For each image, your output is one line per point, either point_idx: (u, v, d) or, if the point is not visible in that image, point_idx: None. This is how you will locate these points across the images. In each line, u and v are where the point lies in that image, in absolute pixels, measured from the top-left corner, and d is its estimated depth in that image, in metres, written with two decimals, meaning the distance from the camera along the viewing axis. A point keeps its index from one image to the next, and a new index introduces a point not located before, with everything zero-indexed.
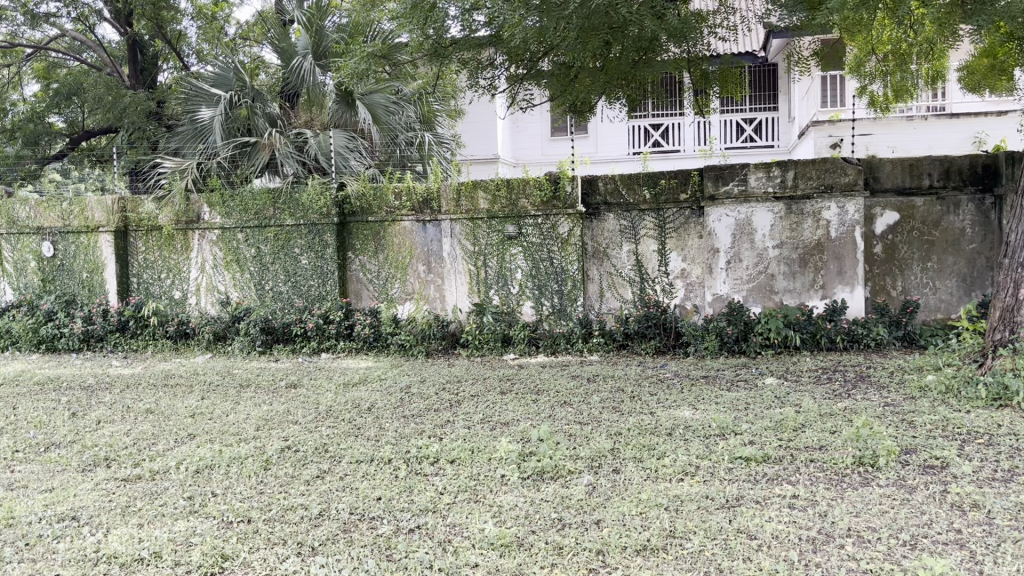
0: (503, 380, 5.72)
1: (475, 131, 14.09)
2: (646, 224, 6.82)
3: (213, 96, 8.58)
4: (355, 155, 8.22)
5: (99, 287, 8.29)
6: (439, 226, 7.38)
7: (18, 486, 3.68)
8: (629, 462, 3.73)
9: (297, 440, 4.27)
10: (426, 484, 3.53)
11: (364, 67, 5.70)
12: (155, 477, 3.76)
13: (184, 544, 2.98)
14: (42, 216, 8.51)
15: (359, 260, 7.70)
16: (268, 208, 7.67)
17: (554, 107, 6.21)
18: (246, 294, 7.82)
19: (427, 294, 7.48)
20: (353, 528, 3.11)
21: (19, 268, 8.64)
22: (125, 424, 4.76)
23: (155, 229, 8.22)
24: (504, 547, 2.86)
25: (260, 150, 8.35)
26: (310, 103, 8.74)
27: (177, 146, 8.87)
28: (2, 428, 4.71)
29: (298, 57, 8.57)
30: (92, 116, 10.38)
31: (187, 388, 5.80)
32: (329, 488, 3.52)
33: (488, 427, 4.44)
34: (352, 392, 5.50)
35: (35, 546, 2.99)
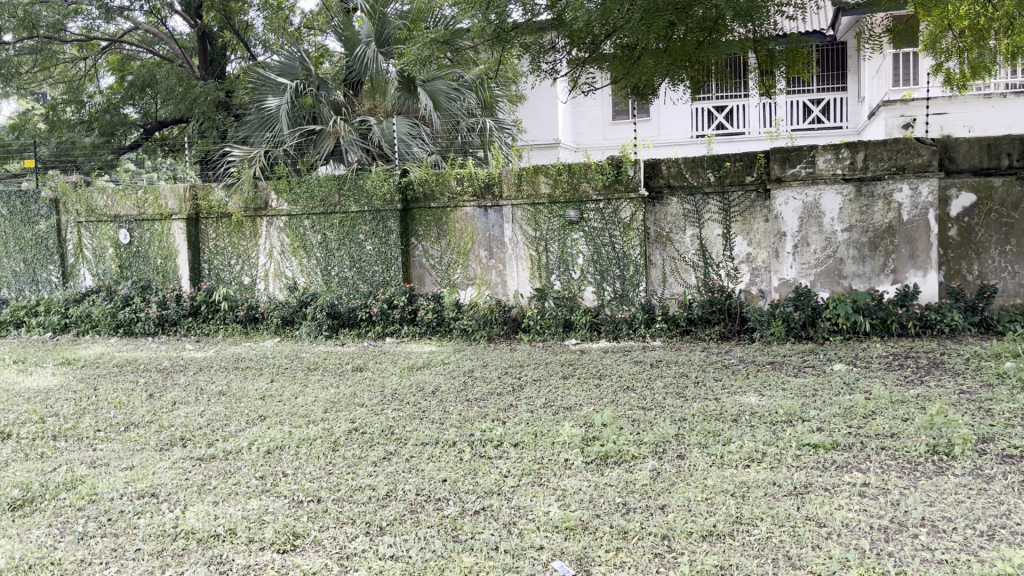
0: (566, 365, 5.73)
1: (535, 116, 14.07)
2: (710, 207, 6.72)
3: (280, 86, 8.73)
4: (417, 142, 8.22)
5: (172, 273, 8.56)
6: (500, 212, 7.40)
7: (100, 463, 3.83)
8: (694, 447, 3.70)
9: (364, 422, 4.36)
10: (490, 467, 3.57)
11: (426, 54, 5.73)
12: (229, 457, 3.88)
13: (257, 521, 3.06)
14: (119, 204, 8.80)
15: (421, 246, 7.77)
16: (334, 195, 7.81)
17: (616, 89, 6.16)
18: (313, 279, 7.98)
19: (489, 280, 7.52)
20: (420, 509, 3.16)
21: (97, 254, 8.96)
22: (199, 405, 4.91)
23: (225, 216, 8.43)
24: (569, 530, 2.88)
25: (326, 138, 8.49)
26: (373, 91, 8.82)
27: (245, 135, 9.06)
28: (84, 408, 4.91)
29: (362, 45, 8.66)
30: (164, 107, 10.66)
31: (257, 370, 5.98)
32: (396, 469, 3.58)
33: (551, 411, 4.46)
34: (416, 375, 5.59)
35: (117, 521, 3.12)
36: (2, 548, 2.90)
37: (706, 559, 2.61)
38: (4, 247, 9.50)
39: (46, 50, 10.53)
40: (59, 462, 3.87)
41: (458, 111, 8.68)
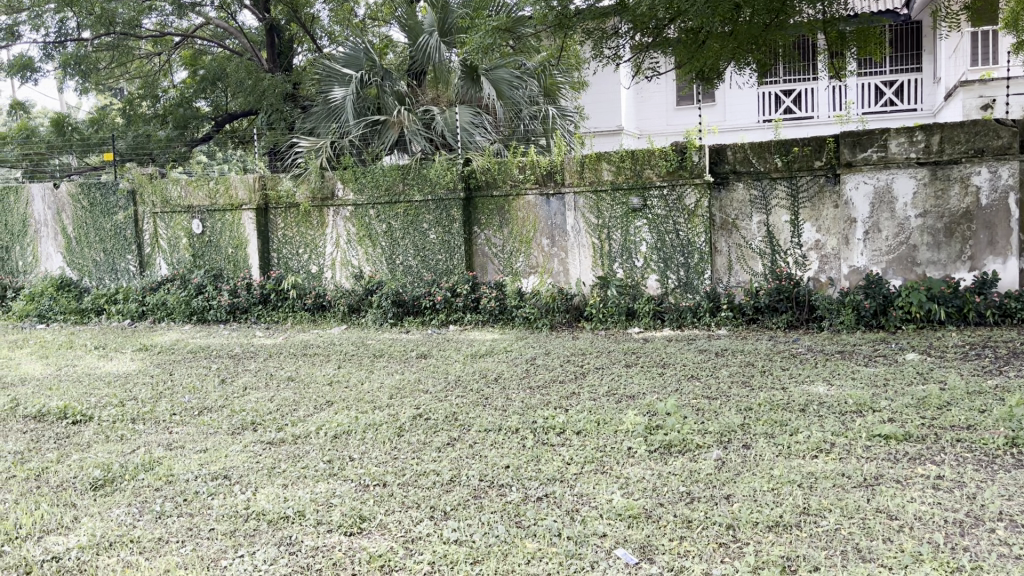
0: (629, 353, 5.70)
1: (598, 103, 13.97)
2: (778, 193, 6.58)
3: (346, 76, 8.85)
4: (479, 131, 8.22)
5: (243, 262, 8.78)
6: (563, 200, 7.38)
7: (176, 446, 3.97)
8: (760, 437, 3.65)
9: (428, 409, 4.41)
10: (553, 454, 3.58)
11: (489, 43, 5.74)
12: (297, 441, 3.97)
13: (325, 504, 3.14)
14: (192, 195, 9.05)
15: (484, 234, 7.80)
16: (398, 184, 7.91)
17: (680, 74, 6.08)
18: (378, 268, 8.10)
19: (551, 268, 7.50)
20: (483, 494, 3.20)
21: (172, 244, 9.24)
22: (269, 390, 5.05)
23: (293, 206, 8.61)
24: (632, 518, 2.87)
25: (390, 128, 8.51)
26: (436, 81, 8.82)
27: (312, 127, 9.20)
28: (161, 392, 5.10)
29: (425, 35, 8.71)
30: (234, 100, 10.90)
31: (324, 357, 6.11)
32: (459, 455, 3.62)
33: (614, 400, 4.44)
34: (479, 362, 5.64)
35: (192, 502, 3.23)
36: (86, 525, 3.03)
37: (772, 550, 2.57)
38: (86, 236, 9.80)
39: (122, 46, 10.87)
40: (138, 444, 4.02)
41: (520, 99, 8.65)
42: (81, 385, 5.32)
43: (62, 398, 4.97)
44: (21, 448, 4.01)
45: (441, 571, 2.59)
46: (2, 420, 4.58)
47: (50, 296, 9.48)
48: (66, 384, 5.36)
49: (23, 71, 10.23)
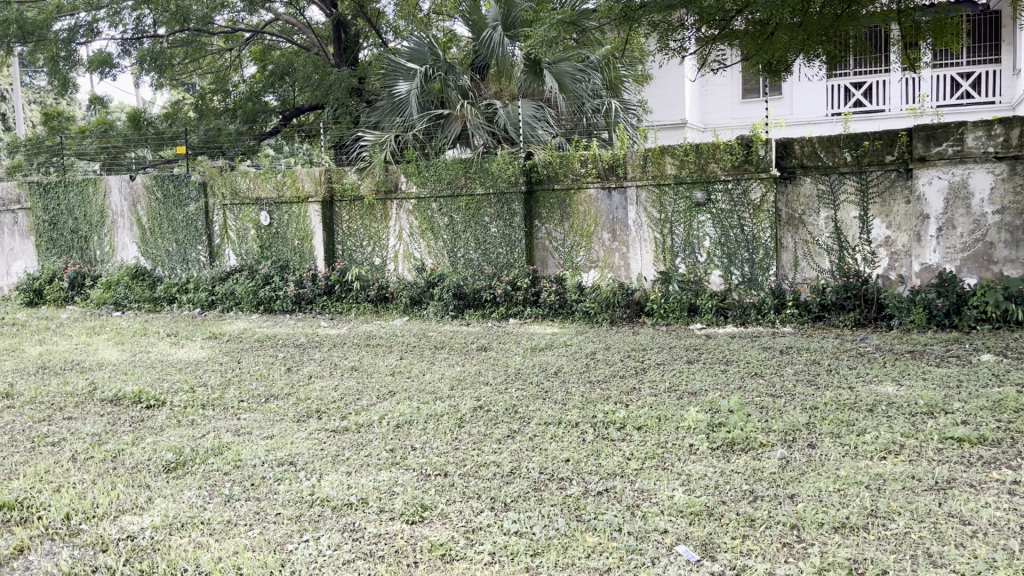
0: (691, 349, 5.64)
1: (662, 96, 13.86)
2: (847, 187, 6.42)
3: (410, 71, 8.83)
4: (541, 124, 8.19)
5: (308, 254, 8.95)
6: (625, 194, 7.34)
7: (245, 432, 4.08)
8: (826, 437, 3.58)
9: (489, 400, 4.44)
10: (613, 449, 3.57)
11: (553, 36, 5.73)
12: (361, 430, 4.05)
13: (388, 492, 3.19)
14: (260, 187, 9.25)
15: (545, 228, 7.80)
16: (460, 177, 7.99)
17: (747, 67, 5.98)
18: (440, 261, 8.19)
19: (612, 262, 7.46)
20: (544, 487, 3.21)
21: (241, 235, 9.47)
22: (333, 379, 5.16)
23: (357, 199, 8.74)
24: (693, 515, 2.85)
25: (453, 122, 8.49)
26: (500, 74, 8.82)
27: (377, 121, 9.22)
28: (230, 378, 5.24)
29: (488, 29, 8.63)
30: (301, 94, 11.05)
31: (386, 347, 6.19)
32: (520, 448, 3.63)
33: (676, 396, 4.40)
34: (539, 356, 5.65)
35: (260, 486, 3.31)
36: (159, 506, 3.14)
37: (838, 551, 2.52)
38: (159, 227, 10.10)
39: (195, 41, 11.14)
40: (208, 429, 4.13)
41: (583, 93, 8.56)
42: (154, 371, 5.50)
43: (136, 382, 5.15)
44: (99, 430, 4.16)
45: (502, 562, 2.61)
46: (80, 403, 4.76)
47: (125, 285, 9.84)
48: (141, 369, 5.55)
49: (102, 67, 10.57)
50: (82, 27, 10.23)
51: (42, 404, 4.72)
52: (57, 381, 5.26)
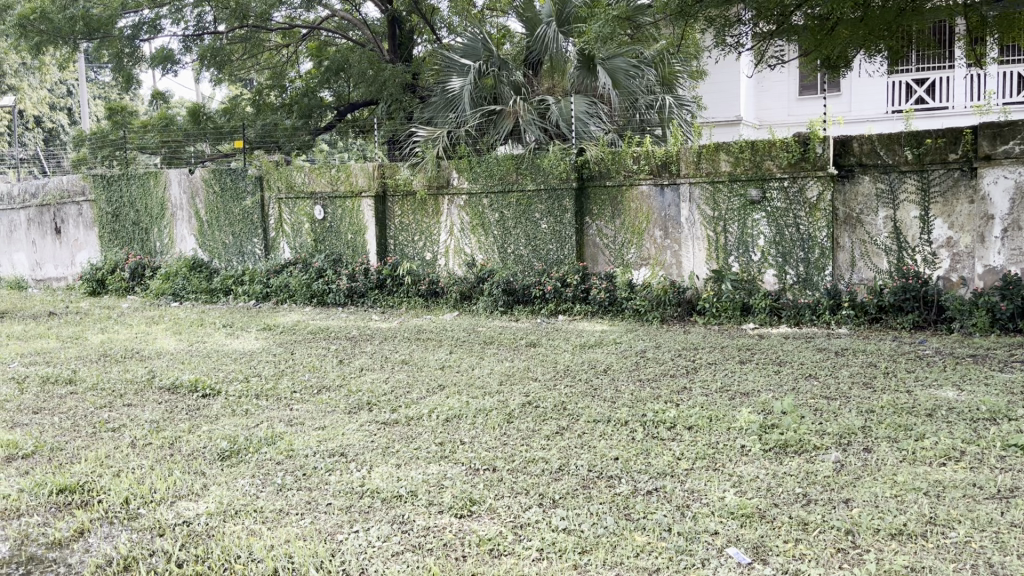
0: (743, 350, 5.56)
1: (717, 92, 13.69)
2: (907, 186, 6.26)
3: (464, 67, 8.78)
4: (594, 120, 8.10)
5: (361, 248, 9.06)
6: (678, 191, 7.26)
7: (297, 422, 4.14)
8: (882, 441, 3.50)
9: (538, 396, 4.44)
10: (663, 448, 3.53)
11: (608, 32, 5.69)
12: (411, 422, 4.08)
13: (437, 485, 3.21)
14: (315, 182, 9.39)
15: (596, 225, 7.77)
16: (512, 173, 8.00)
17: (805, 63, 5.86)
18: (490, 256, 8.22)
19: (663, 260, 7.38)
20: (592, 484, 3.19)
21: (296, 229, 9.61)
22: (384, 372, 5.21)
23: (410, 195, 8.81)
24: (745, 517, 2.81)
25: (506, 118, 8.50)
26: (553, 70, 8.73)
27: (429, 117, 9.18)
28: (283, 369, 5.33)
29: (542, 25, 8.57)
30: (356, 90, 11.11)
31: (436, 342, 6.23)
32: (568, 445, 3.62)
33: (727, 396, 4.35)
34: (588, 353, 5.63)
35: (311, 476, 3.36)
36: (214, 493, 3.21)
37: (895, 559, 2.46)
38: (217, 220, 10.29)
39: (254, 38, 11.32)
40: (262, 418, 4.21)
41: (637, 89, 8.46)
42: (210, 360, 5.63)
43: (193, 371, 5.26)
44: (157, 417, 4.27)
45: (550, 558, 2.61)
46: (140, 390, 4.89)
47: (183, 276, 10.10)
48: (197, 359, 5.67)
49: (164, 63, 10.83)
50: (145, 24, 10.47)
51: (103, 391, 4.86)
52: (118, 369, 5.41)
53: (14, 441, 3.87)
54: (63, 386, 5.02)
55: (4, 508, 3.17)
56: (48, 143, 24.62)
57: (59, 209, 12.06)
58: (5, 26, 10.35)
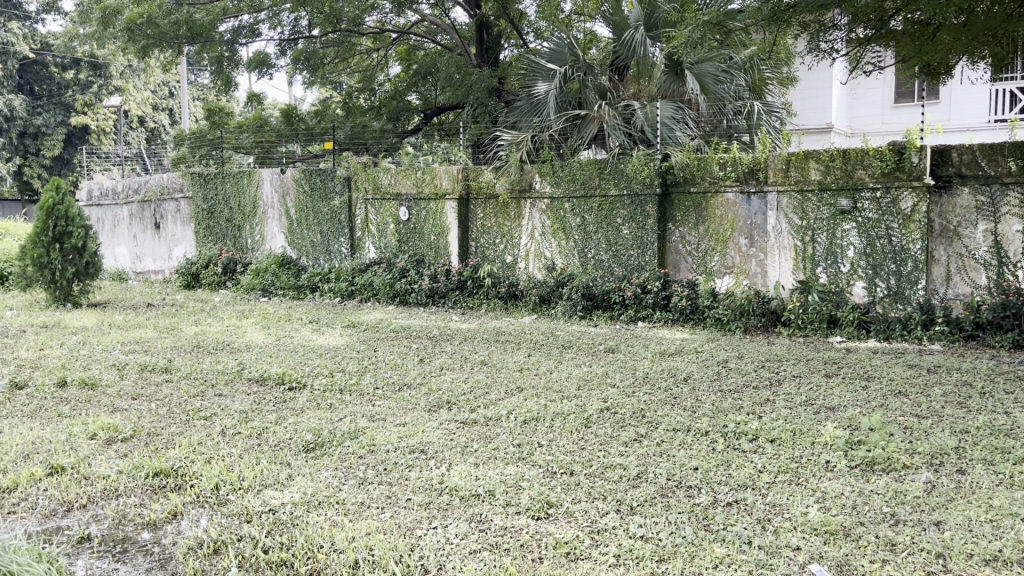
0: (829, 363, 5.41)
1: (808, 98, 13.41)
2: (1009, 199, 5.97)
3: (549, 71, 8.77)
4: (680, 126, 7.97)
5: (443, 249, 9.19)
6: (765, 199, 7.13)
7: (378, 418, 4.23)
8: (978, 464, 3.35)
9: (617, 403, 4.42)
10: (745, 460, 3.47)
11: (698, 37, 5.62)
12: (489, 423, 4.12)
13: (514, 486, 3.23)
14: (400, 183, 9.56)
15: (679, 232, 7.69)
16: (594, 178, 7.99)
17: (904, 70, 5.67)
18: (571, 261, 8.22)
19: (748, 269, 7.25)
20: (671, 493, 3.16)
21: (380, 229, 9.81)
22: (463, 372, 5.28)
23: (492, 197, 8.89)
24: (829, 534, 2.74)
25: (590, 122, 8.39)
26: (639, 75, 8.66)
27: (514, 121, 9.25)
28: (366, 366, 5.45)
29: (630, 30, 8.47)
30: (442, 94, 11.23)
31: (515, 344, 6.27)
32: (647, 452, 3.60)
33: (812, 410, 4.24)
34: (669, 360, 5.57)
35: (392, 471, 3.42)
36: (299, 483, 3.30)
37: None
38: (306, 219, 10.56)
39: (346, 42, 11.56)
40: (345, 413, 4.31)
41: (726, 95, 8.26)
42: (297, 355, 5.79)
43: (281, 365, 5.43)
44: (246, 408, 4.42)
45: (627, 565, 2.59)
46: (230, 380, 5.08)
47: (272, 272, 10.43)
48: (284, 353, 5.84)
49: (260, 66, 11.20)
50: (245, 28, 10.88)
51: (196, 380, 5.06)
52: (210, 360, 5.62)
53: (114, 425, 4.06)
54: (159, 374, 5.25)
55: (104, 488, 3.33)
56: (150, 143, 25.72)
57: (159, 205, 12.59)
58: (115, 30, 10.85)
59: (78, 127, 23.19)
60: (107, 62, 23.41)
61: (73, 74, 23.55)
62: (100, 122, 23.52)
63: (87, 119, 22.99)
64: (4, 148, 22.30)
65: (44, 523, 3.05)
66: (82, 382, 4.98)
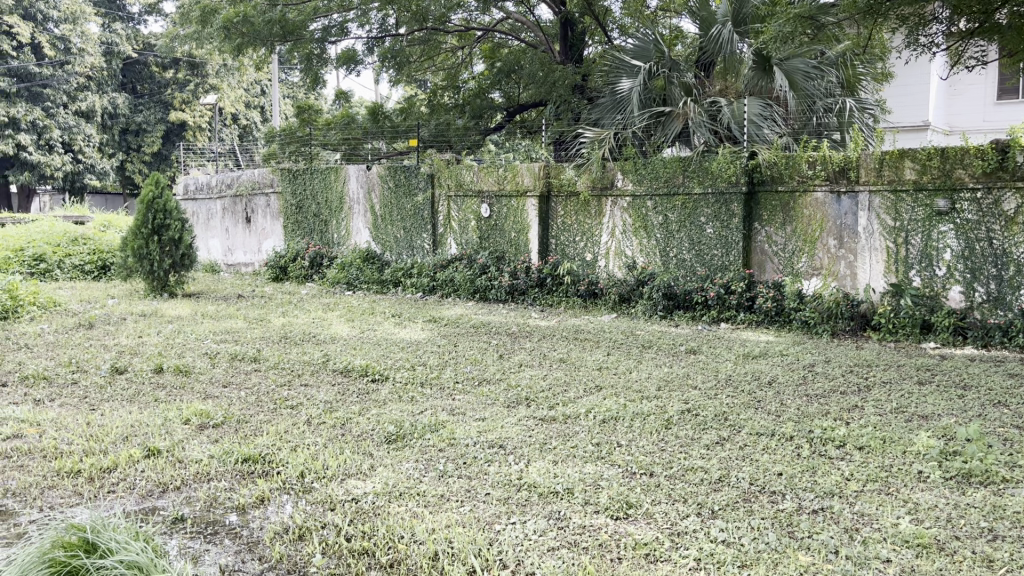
0: (922, 370, 5.21)
1: (903, 95, 12.96)
2: None
3: (634, 68, 8.64)
4: (768, 123, 7.78)
5: (524, 246, 9.23)
6: (856, 198, 6.91)
7: (459, 411, 4.27)
8: None
9: (698, 404, 4.35)
10: (831, 467, 3.38)
11: (789, 32, 5.47)
12: (568, 421, 4.11)
13: (593, 485, 3.22)
14: (483, 180, 9.62)
15: (765, 231, 7.53)
16: (678, 176, 7.88)
17: (1008, 65, 5.41)
18: (652, 260, 8.15)
19: (836, 271, 7.05)
20: (754, 498, 3.10)
21: (462, 225, 9.90)
22: (542, 369, 5.29)
23: (574, 195, 8.87)
24: (921, 547, 2.64)
25: (674, 119, 8.28)
26: (726, 71, 8.48)
27: (597, 118, 9.18)
28: (447, 360, 5.52)
29: (717, 26, 8.33)
30: (526, 91, 11.26)
31: (594, 343, 6.24)
32: (729, 456, 3.53)
33: (903, 418, 4.09)
34: (752, 363, 5.46)
35: (471, 465, 3.46)
36: (381, 473, 3.37)
37: None
38: (390, 215, 10.74)
39: (432, 40, 11.70)
40: (426, 406, 4.37)
41: (815, 91, 7.95)
42: (380, 348, 5.91)
43: (364, 357, 5.54)
44: (331, 398, 4.53)
45: (707, 569, 2.55)
46: (316, 371, 5.21)
47: (356, 267, 10.65)
48: (368, 346, 5.95)
49: (348, 63, 11.43)
50: (335, 27, 11.15)
51: (283, 370, 5.21)
52: (297, 351, 5.78)
53: (206, 411, 4.22)
54: (248, 363, 5.43)
55: (196, 471, 3.46)
56: (243, 139, 26.58)
57: (250, 199, 13.00)
58: (212, 30, 11.25)
59: (176, 123, 24.12)
60: (204, 61, 24.30)
61: (173, 73, 24.51)
62: (196, 119, 24.41)
63: (183, 116, 23.89)
64: (108, 144, 23.37)
65: (142, 502, 3.19)
66: (177, 369, 5.19)
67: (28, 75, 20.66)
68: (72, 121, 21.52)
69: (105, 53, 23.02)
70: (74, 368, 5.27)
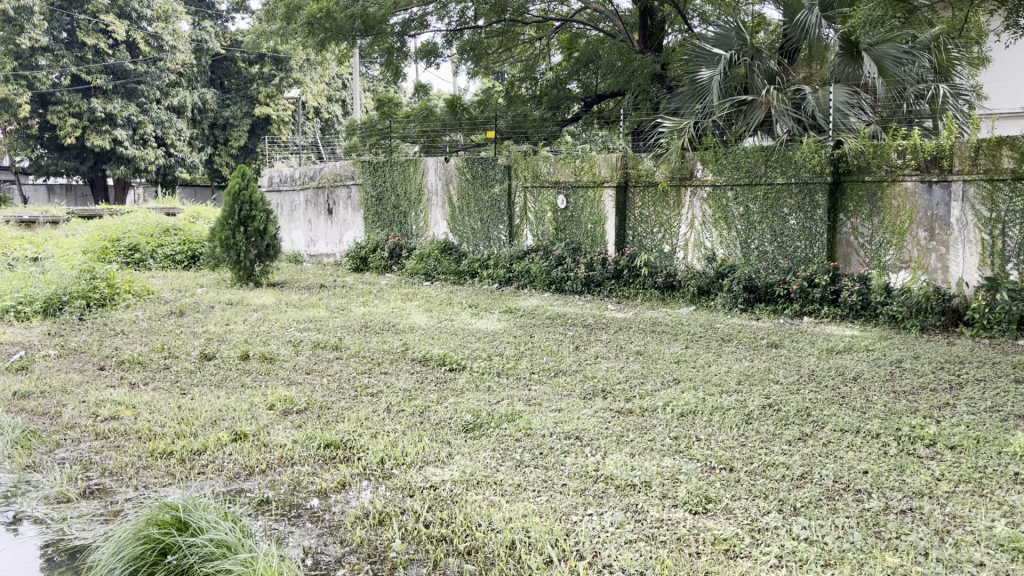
0: (1019, 367, 4.98)
1: (999, 80, 12.42)
2: None
3: (714, 56, 8.30)
4: (855, 111, 7.48)
5: (601, 237, 9.20)
6: (948, 188, 6.64)
7: (535, 402, 4.28)
8: None
9: (779, 400, 4.26)
10: (920, 466, 3.26)
11: (880, 15, 5.27)
12: (645, 413, 4.07)
13: (671, 479, 3.18)
14: (560, 171, 9.59)
15: (851, 223, 7.32)
16: (760, 166, 7.71)
17: None
18: (732, 251, 8.02)
19: (926, 264, 6.80)
20: (838, 496, 3.02)
21: (539, 216, 9.91)
22: (619, 361, 5.26)
23: (652, 185, 8.79)
24: (1017, 552, 2.53)
25: (757, 108, 7.95)
26: (811, 58, 8.22)
27: (676, 106, 8.92)
28: (523, 351, 5.54)
29: (804, 11, 7.96)
30: (604, 81, 11.13)
31: (672, 336, 6.17)
32: (811, 452, 3.45)
33: (999, 418, 3.92)
34: (836, 358, 5.32)
35: (548, 456, 3.46)
36: (458, 461, 3.41)
37: None
38: (467, 206, 10.81)
39: (510, 32, 11.69)
40: (503, 396, 4.39)
41: (906, 77, 7.59)
42: (457, 338, 5.96)
43: (442, 347, 5.60)
44: (409, 386, 4.60)
45: (789, 567, 2.50)
46: (395, 360, 5.29)
47: (435, 257, 10.78)
48: (446, 336, 6.03)
49: (428, 56, 11.53)
50: (414, 21, 11.32)
51: (364, 358, 5.31)
52: (377, 339, 5.88)
53: (290, 397, 4.33)
54: (331, 351, 5.56)
55: (281, 456, 3.56)
56: (325, 132, 27.08)
57: (332, 191, 13.28)
58: (296, 26, 11.48)
59: (262, 117, 24.73)
60: (288, 56, 24.75)
61: (259, 69, 25.10)
62: (281, 113, 24.96)
63: (268, 110, 24.46)
64: (197, 139, 24.21)
65: (230, 484, 3.30)
66: (262, 356, 5.35)
67: (123, 72, 21.54)
68: (164, 116, 22.33)
69: (195, 50, 23.75)
70: (166, 354, 5.49)
